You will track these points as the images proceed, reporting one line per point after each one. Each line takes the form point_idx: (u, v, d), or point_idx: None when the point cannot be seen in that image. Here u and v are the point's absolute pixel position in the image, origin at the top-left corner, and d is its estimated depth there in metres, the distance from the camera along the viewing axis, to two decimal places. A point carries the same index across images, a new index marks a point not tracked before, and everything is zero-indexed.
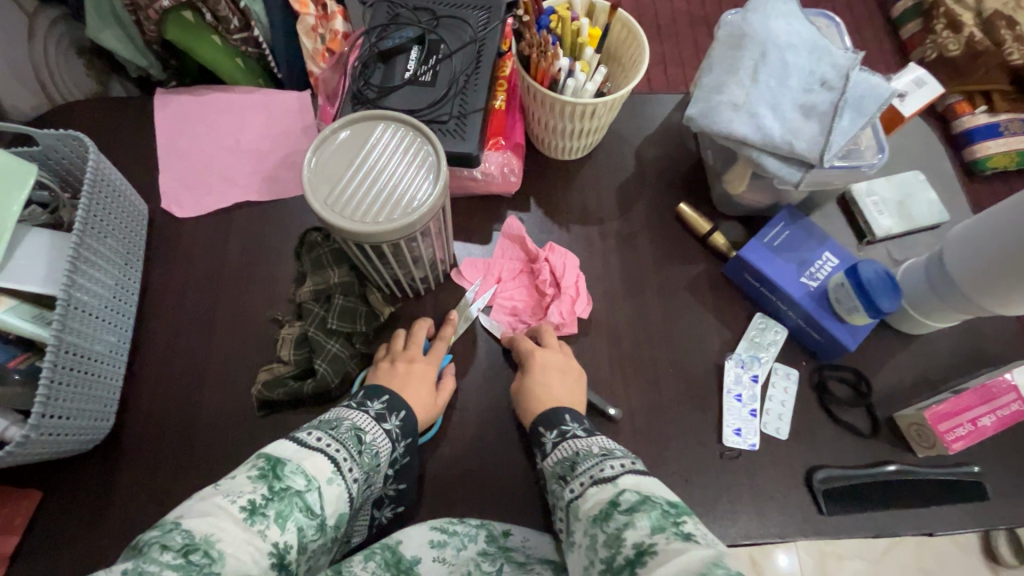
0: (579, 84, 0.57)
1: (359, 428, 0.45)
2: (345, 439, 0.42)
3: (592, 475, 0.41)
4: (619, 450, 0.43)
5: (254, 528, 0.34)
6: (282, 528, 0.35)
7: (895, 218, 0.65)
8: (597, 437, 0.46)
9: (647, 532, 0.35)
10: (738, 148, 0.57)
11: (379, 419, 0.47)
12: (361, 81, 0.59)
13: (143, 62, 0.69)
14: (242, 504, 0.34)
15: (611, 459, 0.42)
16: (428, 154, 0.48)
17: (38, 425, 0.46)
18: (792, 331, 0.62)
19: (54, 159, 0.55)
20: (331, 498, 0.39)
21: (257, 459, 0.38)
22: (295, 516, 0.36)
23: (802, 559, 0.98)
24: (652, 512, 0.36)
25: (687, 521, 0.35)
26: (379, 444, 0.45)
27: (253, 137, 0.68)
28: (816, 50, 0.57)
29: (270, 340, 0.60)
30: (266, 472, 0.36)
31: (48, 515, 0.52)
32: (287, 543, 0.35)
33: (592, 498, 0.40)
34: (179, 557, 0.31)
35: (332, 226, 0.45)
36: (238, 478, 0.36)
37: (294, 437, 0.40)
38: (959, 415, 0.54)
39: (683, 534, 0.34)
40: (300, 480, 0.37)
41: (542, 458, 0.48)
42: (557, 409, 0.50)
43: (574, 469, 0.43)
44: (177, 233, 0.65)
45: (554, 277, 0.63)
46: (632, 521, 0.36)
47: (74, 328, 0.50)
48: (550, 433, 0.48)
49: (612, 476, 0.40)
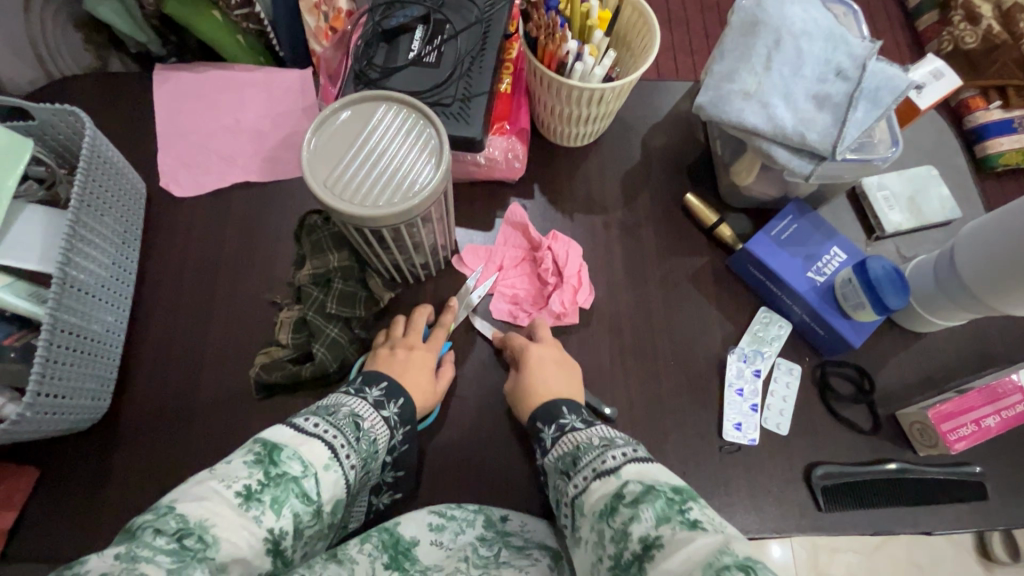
0: (587, 68, 0.55)
1: (357, 414, 0.44)
2: (343, 426, 0.42)
3: (594, 468, 0.41)
4: (619, 438, 0.43)
5: (249, 514, 0.34)
6: (278, 514, 0.35)
7: (905, 213, 0.64)
8: (595, 428, 0.45)
9: (652, 523, 0.35)
10: (748, 139, 0.55)
11: (377, 406, 0.46)
12: (364, 61, 0.57)
13: (141, 37, 0.67)
14: (237, 490, 0.34)
15: (612, 449, 0.41)
16: (430, 137, 0.47)
17: (34, 404, 0.46)
18: (796, 326, 0.61)
19: (50, 134, 0.54)
20: (327, 485, 0.38)
21: (254, 443, 0.37)
22: (291, 501, 0.35)
23: (795, 552, 0.99)
24: (657, 502, 0.36)
25: (693, 507, 0.35)
26: (377, 431, 0.45)
27: (253, 116, 0.67)
28: (833, 37, 0.55)
29: (269, 323, 0.59)
30: (262, 457, 0.36)
31: (45, 493, 0.53)
32: (282, 529, 0.35)
33: (595, 493, 0.39)
34: (173, 542, 0.31)
35: (331, 209, 0.44)
36: (234, 464, 0.35)
37: (291, 422, 0.40)
38: (963, 416, 0.53)
39: (688, 522, 0.34)
40: (297, 465, 0.37)
41: (542, 453, 0.47)
42: (554, 402, 0.49)
43: (576, 463, 0.42)
44: (175, 212, 0.64)
45: (557, 266, 0.62)
46: (637, 514, 0.35)
47: (70, 306, 0.49)
48: (549, 428, 0.47)
49: (614, 467, 0.40)
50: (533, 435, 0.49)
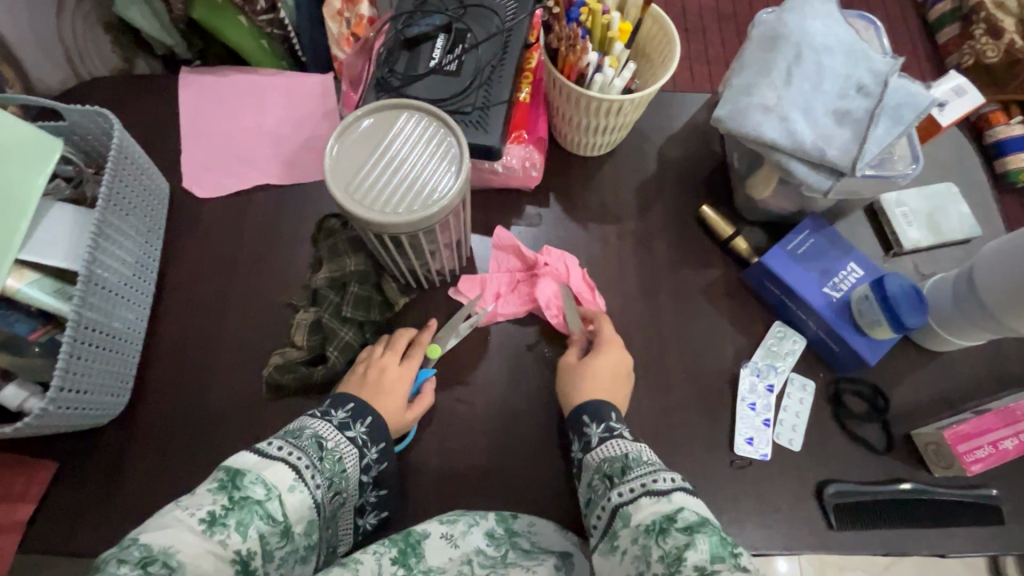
0: (607, 79, 0.55)
1: (321, 435, 0.46)
2: (306, 447, 0.44)
3: (645, 484, 0.43)
4: (665, 463, 0.45)
5: (215, 539, 0.36)
6: (243, 536, 0.37)
7: (924, 231, 0.63)
8: (643, 444, 0.47)
9: (707, 557, 0.36)
10: (766, 153, 0.55)
11: (342, 427, 0.48)
12: (386, 69, 0.58)
13: (168, 41, 0.69)
14: (201, 516, 0.36)
15: (662, 472, 0.43)
16: (451, 145, 0.47)
17: (56, 399, 0.47)
18: (812, 341, 0.60)
19: (79, 135, 0.56)
20: (291, 505, 0.41)
21: (218, 470, 0.40)
22: (255, 523, 0.38)
23: (803, 568, 0.98)
24: (713, 538, 0.37)
25: (744, 555, 0.36)
26: (342, 450, 0.47)
27: (274, 121, 0.68)
28: (854, 54, 0.55)
29: (284, 325, 0.60)
30: (225, 484, 0.39)
31: (60, 486, 0.54)
32: (249, 549, 0.38)
33: (645, 508, 0.41)
34: (137, 569, 0.32)
35: (351, 215, 0.44)
36: (198, 492, 0.38)
37: (255, 447, 0.42)
38: (980, 437, 0.53)
39: (742, 567, 0.35)
40: (260, 489, 0.40)
41: (585, 450, 0.49)
42: (603, 403, 0.51)
43: (624, 474, 0.44)
44: (195, 213, 0.65)
45: (557, 282, 0.62)
46: (692, 542, 0.37)
47: (93, 304, 0.50)
48: (596, 426, 0.49)
49: (665, 490, 0.42)
50: (574, 427, 0.51)
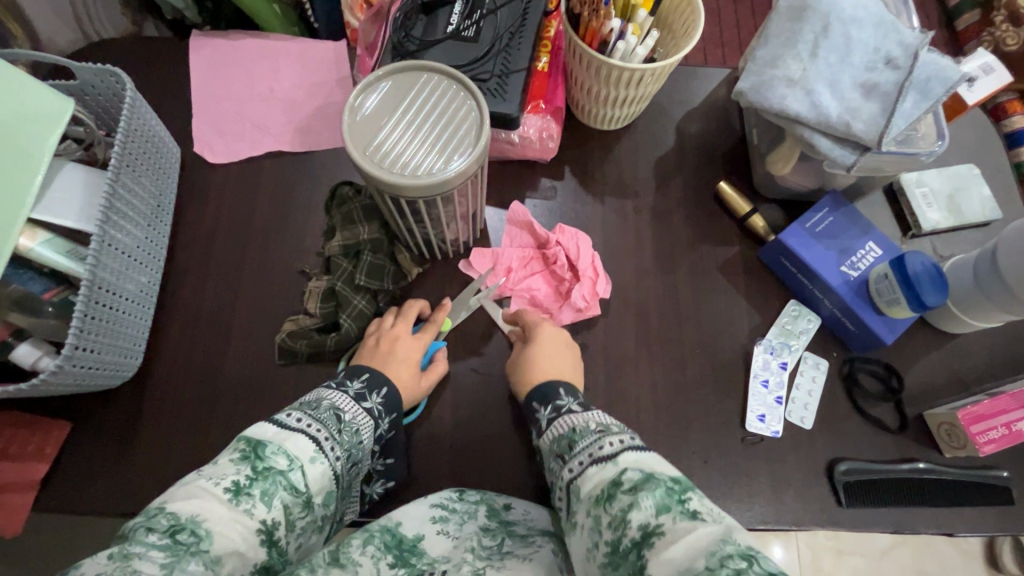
0: (629, 47, 0.54)
1: (338, 407, 0.46)
2: (324, 419, 0.44)
3: (591, 454, 0.42)
4: (616, 425, 0.44)
5: (240, 508, 0.36)
6: (269, 506, 0.37)
7: (945, 212, 0.62)
8: (592, 413, 0.46)
9: (652, 512, 0.35)
10: (789, 127, 0.54)
11: (358, 398, 0.48)
12: (402, 33, 0.57)
13: (180, 4, 0.68)
14: (226, 486, 0.36)
15: (609, 436, 0.42)
16: (471, 109, 0.46)
17: (71, 356, 0.47)
18: (826, 321, 0.60)
19: (91, 95, 0.55)
20: (314, 476, 0.41)
21: (239, 442, 0.39)
22: (279, 493, 0.38)
23: (801, 552, 0.98)
24: (658, 490, 0.36)
25: (692, 498, 0.36)
26: (359, 422, 0.46)
27: (287, 87, 0.67)
28: (884, 24, 0.53)
29: (297, 292, 0.60)
30: (248, 454, 0.38)
31: (75, 446, 0.54)
32: (274, 520, 0.37)
33: (593, 478, 0.40)
34: (166, 537, 0.33)
35: (370, 176, 0.44)
36: (220, 464, 0.38)
37: (274, 419, 0.42)
38: (994, 418, 0.53)
39: (688, 513, 0.35)
40: (282, 460, 0.39)
41: (539, 434, 0.49)
42: (552, 384, 0.50)
43: (572, 448, 0.44)
44: (207, 179, 0.64)
45: (570, 260, 0.61)
46: (636, 502, 0.36)
47: (106, 265, 0.50)
48: (545, 408, 0.49)
49: (612, 453, 0.41)
50: (530, 416, 0.51)
